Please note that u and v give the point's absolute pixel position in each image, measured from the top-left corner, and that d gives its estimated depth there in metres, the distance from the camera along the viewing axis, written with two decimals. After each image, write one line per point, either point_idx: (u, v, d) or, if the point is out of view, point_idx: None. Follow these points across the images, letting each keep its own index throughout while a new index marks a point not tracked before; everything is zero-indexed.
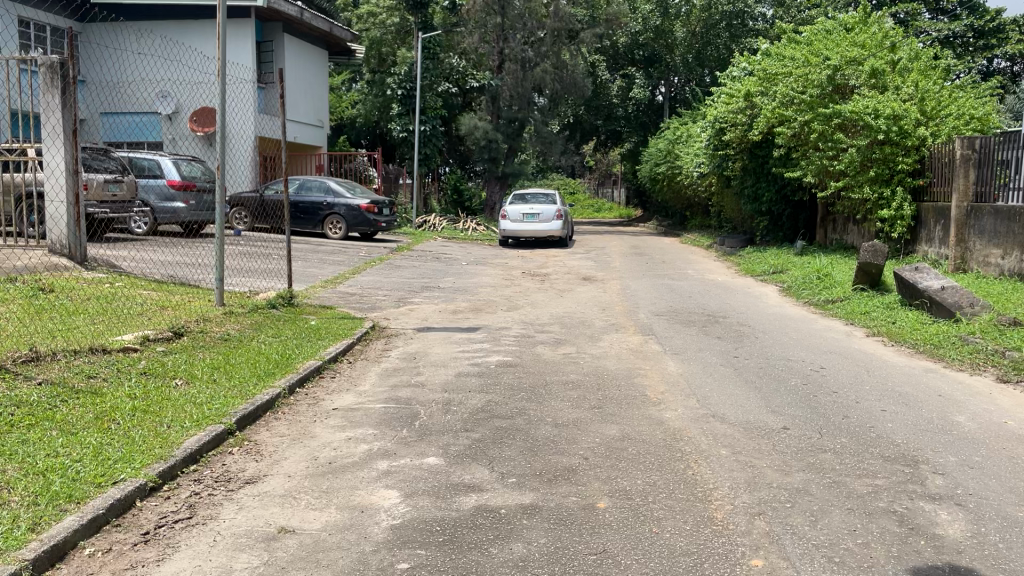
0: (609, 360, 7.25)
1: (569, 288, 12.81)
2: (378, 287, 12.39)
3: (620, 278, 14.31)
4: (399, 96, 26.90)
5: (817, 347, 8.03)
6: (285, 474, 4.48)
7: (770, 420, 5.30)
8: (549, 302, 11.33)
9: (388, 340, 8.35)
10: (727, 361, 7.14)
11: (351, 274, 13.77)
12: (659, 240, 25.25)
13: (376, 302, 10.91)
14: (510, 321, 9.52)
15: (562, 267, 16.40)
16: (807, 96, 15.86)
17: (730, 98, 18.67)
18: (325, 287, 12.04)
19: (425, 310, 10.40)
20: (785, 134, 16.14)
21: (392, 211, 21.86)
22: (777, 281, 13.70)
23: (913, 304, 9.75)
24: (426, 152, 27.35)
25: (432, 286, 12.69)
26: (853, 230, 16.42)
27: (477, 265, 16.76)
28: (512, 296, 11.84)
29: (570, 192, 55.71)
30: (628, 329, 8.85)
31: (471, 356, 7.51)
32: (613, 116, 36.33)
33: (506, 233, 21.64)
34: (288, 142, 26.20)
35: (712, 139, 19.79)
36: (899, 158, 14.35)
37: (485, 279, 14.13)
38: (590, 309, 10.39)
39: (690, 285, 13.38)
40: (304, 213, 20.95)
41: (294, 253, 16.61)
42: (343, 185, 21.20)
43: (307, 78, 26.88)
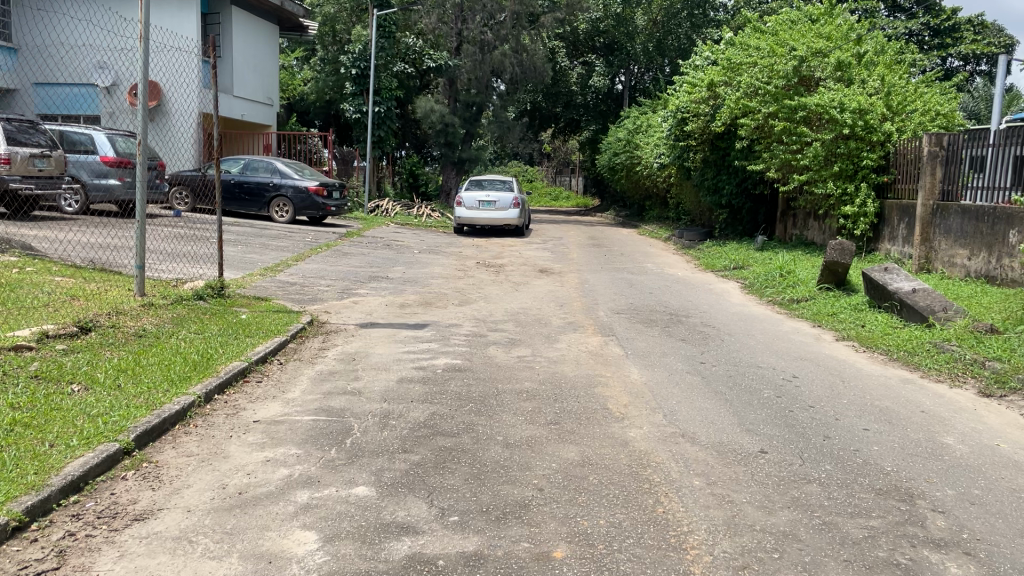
0: (567, 364, 6.65)
1: (526, 281, 12.19)
2: (322, 276, 11.61)
3: (578, 271, 13.73)
4: (352, 75, 25.86)
5: (786, 351, 7.53)
6: (183, 509, 3.78)
7: (746, 441, 4.74)
8: (503, 296, 10.69)
9: (326, 338, 7.63)
10: (691, 368, 6.58)
11: (294, 261, 12.95)
12: (617, 231, 24.77)
13: (317, 293, 10.15)
14: (461, 318, 8.85)
15: (518, 258, 15.78)
16: (773, 86, 15.31)
17: (692, 87, 18.14)
18: (264, 275, 11.22)
19: (370, 303, 9.67)
20: (748, 126, 15.58)
21: (342, 194, 21.00)
22: (739, 277, 13.26)
23: (881, 306, 9.32)
24: (380, 134, 26.41)
25: (380, 277, 11.96)
26: (814, 226, 16.10)
27: (429, 254, 16.03)
28: (465, 289, 11.17)
29: (529, 180, 55.10)
30: (587, 329, 8.26)
31: (416, 358, 6.83)
32: (572, 104, 35.77)
33: (461, 220, 20.94)
34: (234, 119, 25.01)
35: (673, 129, 19.27)
36: (864, 153, 13.98)
37: (437, 269, 13.42)
38: (546, 305, 9.77)
39: (650, 280, 12.85)
40: (248, 194, 19.95)
41: (235, 236, 15.68)
42: (291, 166, 20.26)
43: (256, 53, 25.67)
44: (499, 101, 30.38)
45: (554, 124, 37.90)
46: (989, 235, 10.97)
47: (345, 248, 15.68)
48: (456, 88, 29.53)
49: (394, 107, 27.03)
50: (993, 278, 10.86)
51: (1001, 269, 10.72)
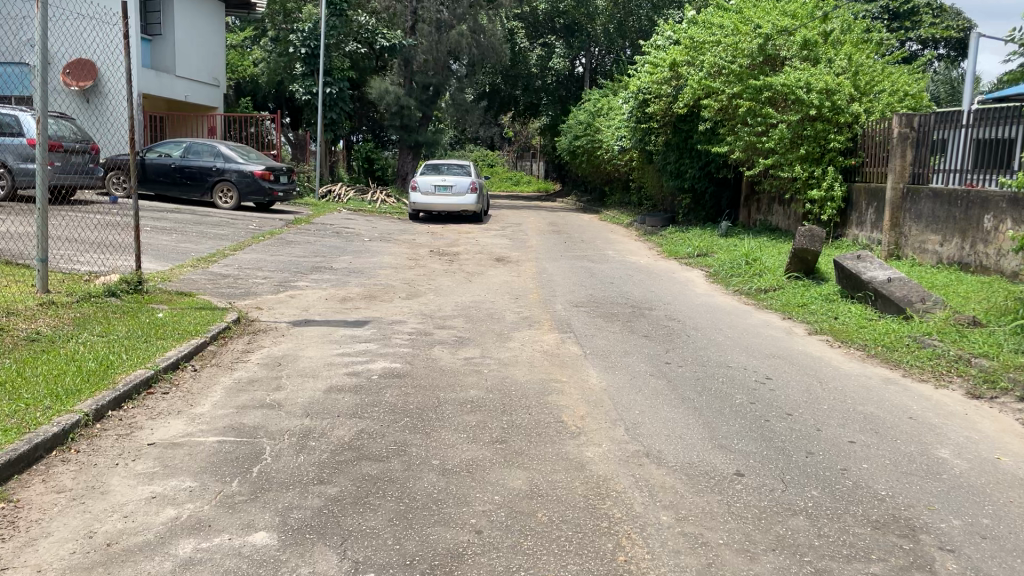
0: (519, 367, 5.98)
1: (480, 271, 11.48)
2: (259, 267, 10.78)
3: (536, 259, 13.07)
4: (302, 54, 24.78)
5: (756, 347, 6.95)
6: (33, 570, 3.04)
7: (719, 460, 4.11)
8: (454, 287, 9.99)
9: (254, 338, 6.88)
10: (655, 369, 5.94)
11: (231, 251, 12.08)
12: (577, 217, 24.16)
13: (251, 287, 9.34)
14: (406, 313, 8.14)
15: (474, 245, 15.08)
16: (737, 66, 14.70)
17: (654, 67, 17.47)
18: (196, 267, 10.35)
19: (310, 297, 8.89)
20: (712, 108, 14.97)
21: (290, 178, 20.06)
22: (703, 265, 12.71)
23: (854, 297, 8.81)
24: (332, 116, 25.40)
25: (323, 267, 11.16)
26: (779, 211, 15.65)
27: (380, 241, 15.22)
28: (414, 281, 10.44)
29: (489, 164, 54.12)
30: (543, 325, 7.60)
31: (351, 361, 6.11)
32: (532, 88, 35.00)
33: (416, 206, 20.15)
34: (177, 100, 23.79)
35: (635, 111, 18.62)
36: (831, 135, 13.51)
37: (386, 259, 12.64)
38: (501, 298, 9.07)
39: (611, 268, 12.23)
40: (190, 178, 18.91)
41: (172, 224, 14.74)
42: (235, 150, 19.26)
43: (200, 31, 24.48)
44: (456, 83, 29.54)
45: (513, 108, 37.12)
46: (962, 220, 10.55)
47: (290, 236, 14.83)
48: (411, 69, 28.56)
49: (347, 88, 26.05)
50: (966, 265, 10.45)
51: (975, 255, 10.31)
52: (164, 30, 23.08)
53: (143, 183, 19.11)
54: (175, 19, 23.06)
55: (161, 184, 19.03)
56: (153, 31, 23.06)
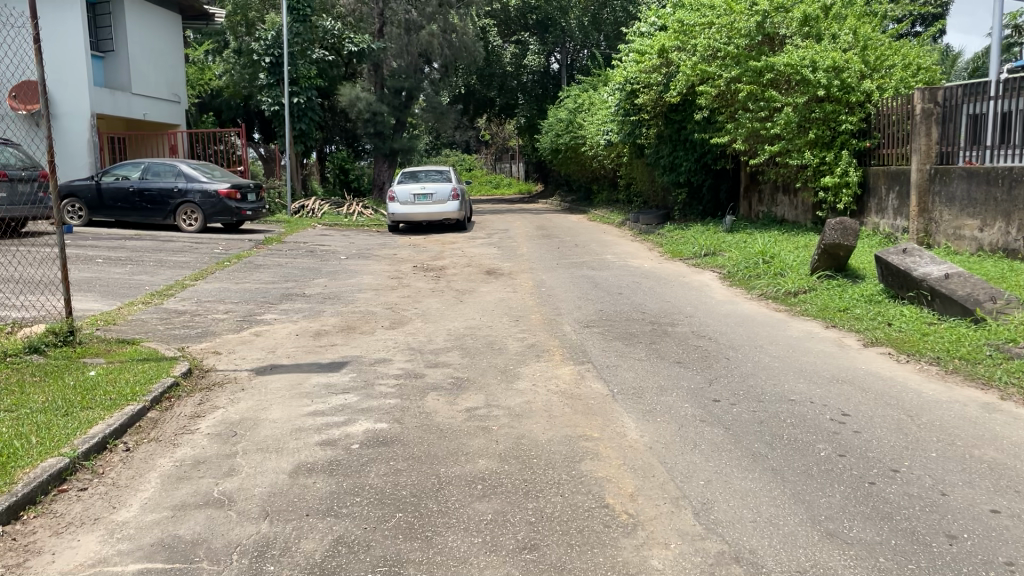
0: (535, 420, 4.77)
1: (471, 288, 10.30)
2: (221, 298, 9.54)
3: (531, 270, 11.91)
4: (266, 64, 23.46)
5: (813, 371, 5.80)
6: None
7: (841, 566, 2.96)
8: (444, 310, 8.80)
9: (208, 398, 5.64)
10: (705, 412, 4.79)
11: (192, 280, 10.82)
12: (565, 218, 23.05)
13: (210, 325, 8.10)
14: (390, 348, 6.93)
15: (461, 258, 13.91)
16: (734, 47, 13.57)
17: (641, 55, 16.32)
18: (148, 304, 9.07)
19: (279, 334, 7.68)
20: (709, 94, 13.83)
21: (258, 195, 18.72)
22: (714, 266, 11.63)
23: (903, 297, 7.70)
24: (302, 127, 24.13)
25: (295, 294, 9.94)
26: (785, 201, 14.58)
27: (358, 259, 13.98)
28: (398, 305, 9.23)
29: (467, 168, 52.88)
30: (554, 355, 6.41)
31: (325, 424, 4.88)
32: (507, 87, 33.64)
33: (396, 217, 18.94)
34: (136, 119, 22.36)
35: (623, 103, 17.45)
36: (843, 116, 12.43)
37: (366, 279, 11.43)
38: (500, 322, 7.89)
39: (615, 276, 11.08)
40: (151, 202, 17.63)
41: (128, 253, 13.47)
42: (197, 168, 17.95)
43: (156, 44, 23.09)
44: (430, 86, 28.36)
45: (489, 109, 35.72)
46: (1005, 201, 9.51)
47: (260, 259, 13.59)
48: (382, 74, 27.41)
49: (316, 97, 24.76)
50: (1014, 251, 9.43)
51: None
52: (116, 45, 21.67)
53: (101, 210, 17.81)
54: (128, 33, 21.65)
55: (120, 210, 17.74)
56: (106, 47, 21.63)
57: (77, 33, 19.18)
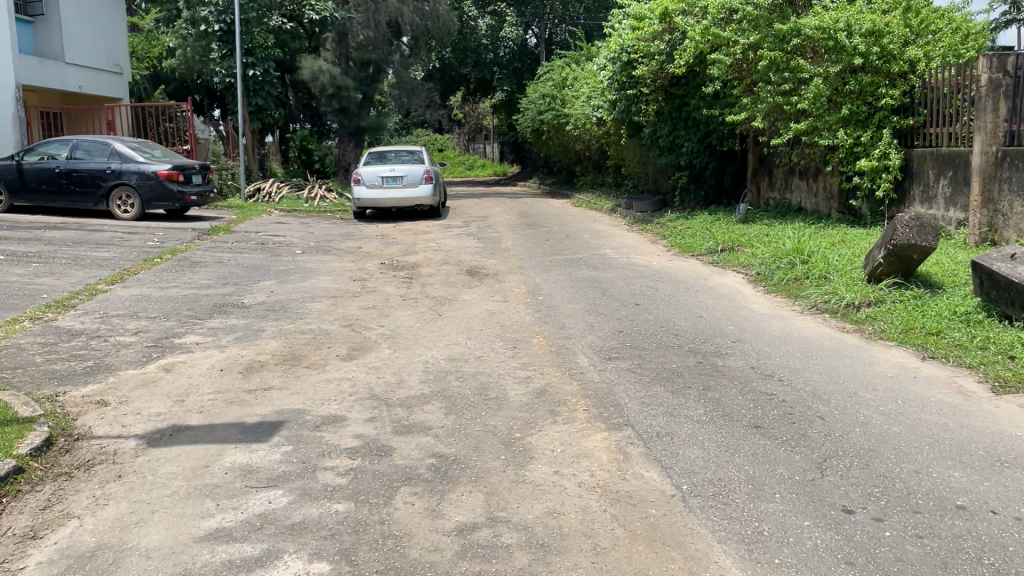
0: (574, 561, 2.92)
1: (451, 295, 8.41)
2: (135, 311, 7.53)
3: (521, 269, 10.04)
4: (217, 32, 21.21)
5: (955, 443, 4.05)
6: None
7: None
8: (418, 329, 6.91)
9: (60, 498, 3.69)
10: (845, 542, 3.02)
11: (105, 285, 8.76)
12: (548, 203, 21.21)
13: (108, 354, 6.10)
14: (345, 396, 5.03)
15: (437, 252, 12.01)
16: (753, 8, 11.78)
17: (639, 21, 14.50)
18: (35, 321, 7.03)
19: (199, 370, 5.72)
20: (723, 63, 12.01)
21: (204, 177, 16.56)
22: (737, 266, 9.88)
23: (1014, 318, 5.99)
24: (257, 101, 22.06)
25: (231, 303, 7.98)
26: (803, 187, 12.88)
27: (318, 253, 12.03)
28: (359, 321, 7.29)
29: (440, 149, 50.73)
30: (577, 411, 4.57)
31: (227, 566, 2.98)
32: (483, 61, 31.30)
33: (362, 202, 16.95)
34: (70, 91, 19.93)
35: (617, 76, 15.58)
36: (882, 89, 10.72)
37: (324, 282, 9.47)
38: (494, 351, 6.02)
39: (623, 277, 9.28)
40: (80, 185, 15.45)
41: (41, 246, 11.34)
42: (135, 147, 15.77)
43: (94, 10, 20.69)
44: (400, 60, 26.26)
45: (463, 85, 33.29)
46: None
47: (200, 254, 11.56)
48: (347, 45, 25.33)
49: (274, 69, 22.51)
50: None
51: None
52: (47, 9, 19.26)
53: (23, 194, 15.60)
54: None
55: (45, 194, 15.53)
56: (35, 11, 19.21)
57: None
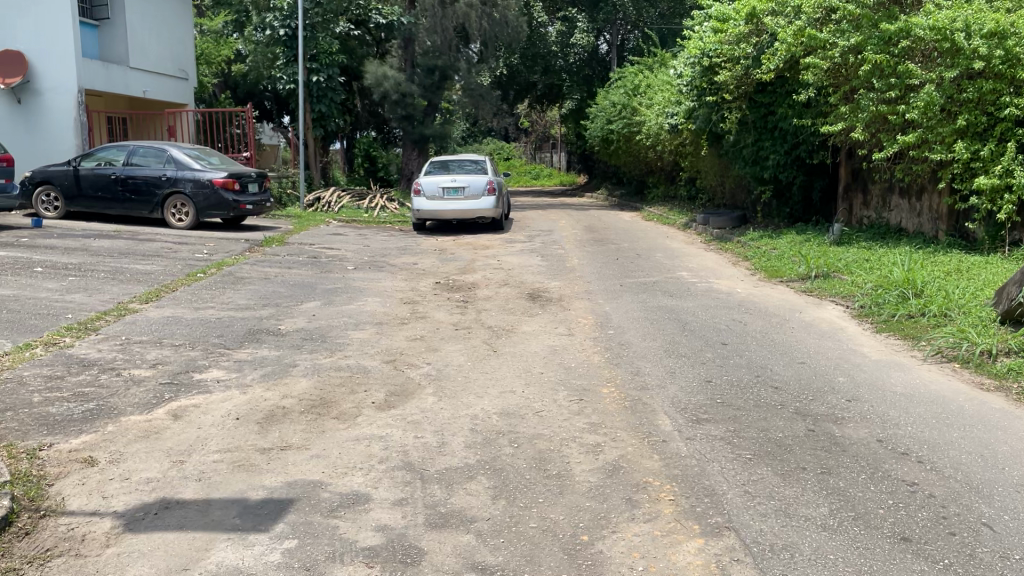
0: None
1: (510, 326, 7.46)
2: (159, 337, 6.79)
3: (589, 295, 9.05)
4: (282, 37, 20.82)
5: None
6: None
7: None
8: (470, 369, 6.00)
9: None
10: None
11: (137, 304, 8.09)
12: (615, 216, 20.15)
13: (116, 392, 5.34)
14: (372, 464, 4.11)
15: (497, 272, 11.11)
16: (855, 7, 10.60)
17: (722, 23, 13.42)
18: (48, 348, 6.33)
19: (210, 418, 4.88)
20: (818, 68, 10.85)
21: (262, 186, 16.03)
22: (835, 296, 8.73)
23: None
24: (320, 109, 21.59)
25: (267, 330, 7.20)
26: (904, 206, 11.58)
27: (370, 269, 11.26)
28: (404, 356, 6.40)
29: (505, 157, 49.98)
30: (662, 503, 3.59)
31: None
32: (552, 68, 30.45)
33: (422, 214, 16.20)
34: (135, 96, 19.78)
35: (697, 82, 14.49)
36: (1006, 97, 9.43)
37: (372, 305, 8.62)
38: (556, 405, 5.04)
39: (705, 308, 8.22)
40: (135, 192, 15.08)
41: (85, 257, 10.82)
42: (193, 155, 15.35)
43: (161, 14, 20.53)
44: (467, 67, 25.54)
45: (531, 93, 32.48)
46: None
47: (247, 268, 10.86)
48: (413, 52, 24.74)
49: (338, 75, 22.02)
50: None
51: None
52: (113, 13, 19.16)
53: (79, 201, 15.32)
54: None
55: (101, 201, 15.22)
56: (101, 15, 19.18)
57: None
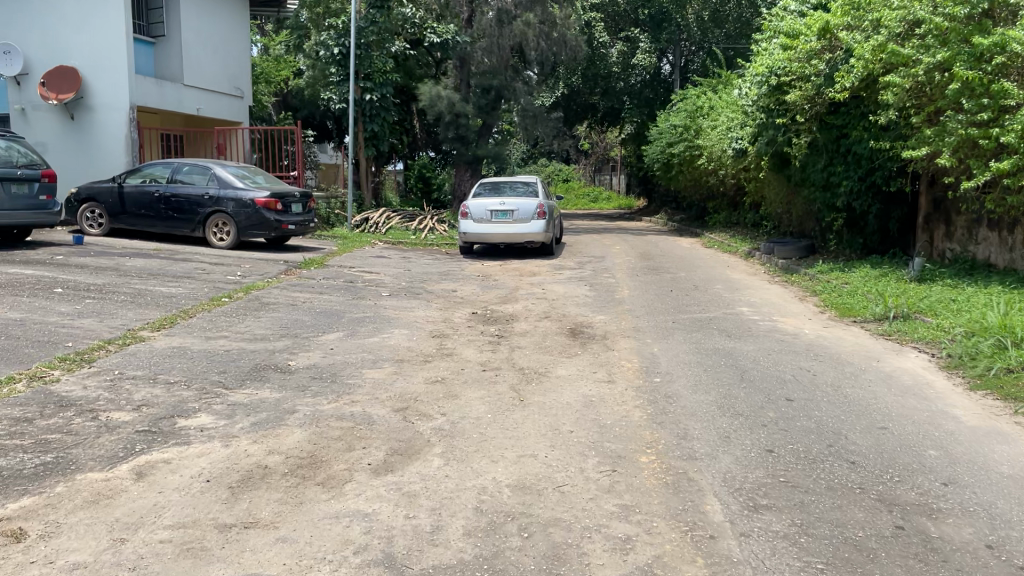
0: None
1: (543, 369, 6.65)
2: (154, 372, 6.18)
3: (637, 333, 8.18)
4: (335, 55, 20.52)
5: None
6: None
7: None
8: (491, 422, 5.20)
9: None
10: None
11: (145, 333, 7.52)
12: (673, 243, 19.18)
13: (83, 440, 4.70)
14: (343, 558, 3.33)
15: (540, 303, 10.31)
16: (945, 18, 9.55)
17: (793, 39, 12.50)
18: (30, 383, 5.74)
19: (176, 480, 4.18)
20: (899, 85, 9.83)
21: (306, 206, 15.58)
22: (919, 343, 7.67)
23: None
24: (372, 128, 21.19)
25: (274, 366, 6.53)
26: (995, 238, 10.42)
27: (406, 297, 10.59)
28: (418, 404, 5.64)
29: (564, 180, 49.30)
30: None
31: None
32: (613, 89, 29.72)
33: (469, 237, 15.52)
34: (188, 113, 19.70)
35: (764, 103, 13.56)
36: None
37: (397, 339, 7.90)
38: (582, 478, 4.20)
39: (766, 352, 7.29)
40: (178, 211, 14.78)
41: (112, 277, 10.41)
42: (236, 174, 15.00)
43: (217, 33, 20.50)
44: (523, 87, 24.89)
45: (590, 114, 31.75)
46: None
47: (276, 293, 10.31)
48: (469, 71, 24.20)
49: (392, 94, 21.61)
50: None
51: None
52: (168, 30, 19.10)
53: (122, 218, 15.10)
54: (182, 16, 19.06)
55: (143, 218, 14.97)
56: (157, 32, 19.12)
57: (115, 14, 16.59)
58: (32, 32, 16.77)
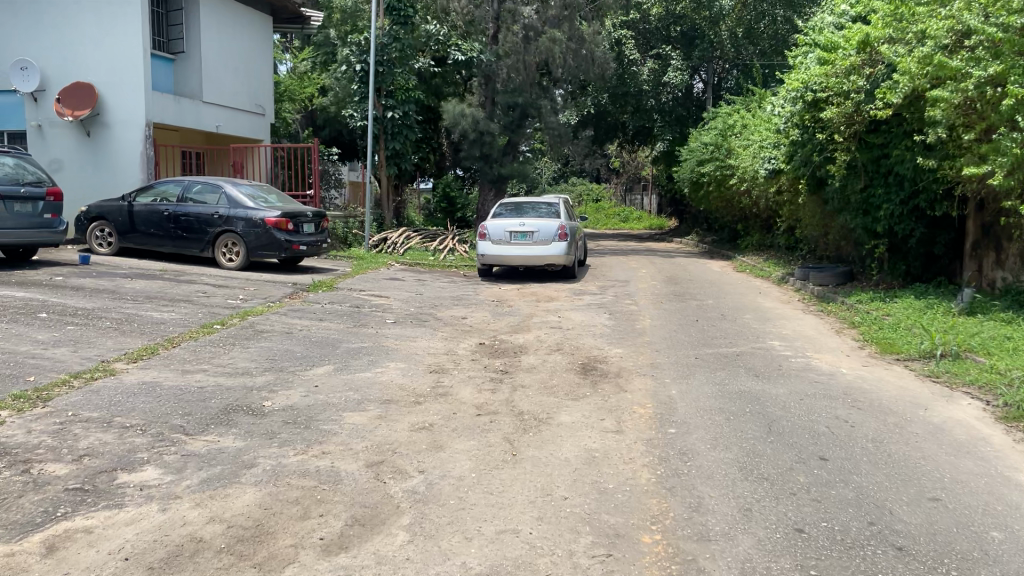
0: None
1: (545, 414, 5.93)
2: (111, 414, 5.56)
3: (655, 372, 7.42)
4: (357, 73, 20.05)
5: None
6: None
7: None
8: (474, 483, 4.50)
9: None
10: None
11: (118, 366, 6.93)
12: (703, 266, 18.36)
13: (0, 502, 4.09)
14: None
15: (554, 333, 9.59)
16: (999, 27, 8.73)
17: (830, 54, 11.76)
18: None
19: (88, 558, 3.55)
20: (946, 101, 9.02)
21: (319, 226, 15.08)
22: (972, 390, 6.80)
23: None
24: (394, 146, 20.63)
25: (247, 407, 5.90)
26: None
27: (411, 325, 9.94)
28: (397, 456, 4.97)
29: (595, 199, 48.55)
30: None
31: None
32: (643, 108, 29.03)
33: (488, 259, 14.87)
34: (208, 130, 19.36)
35: (798, 121, 12.80)
36: None
37: (391, 374, 7.25)
38: (568, 566, 3.49)
39: (800, 397, 6.50)
40: (187, 230, 14.34)
41: (105, 301, 9.91)
42: (248, 192, 14.55)
43: (238, 50, 20.23)
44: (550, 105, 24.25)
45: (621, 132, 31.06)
46: None
47: (274, 319, 9.72)
48: (493, 88, 23.49)
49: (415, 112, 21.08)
50: None
51: None
52: (188, 46, 18.75)
53: (132, 237, 14.71)
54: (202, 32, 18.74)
55: (152, 238, 14.56)
56: (176, 48, 18.78)
57: (133, 31, 16.34)
58: (49, 49, 16.51)
